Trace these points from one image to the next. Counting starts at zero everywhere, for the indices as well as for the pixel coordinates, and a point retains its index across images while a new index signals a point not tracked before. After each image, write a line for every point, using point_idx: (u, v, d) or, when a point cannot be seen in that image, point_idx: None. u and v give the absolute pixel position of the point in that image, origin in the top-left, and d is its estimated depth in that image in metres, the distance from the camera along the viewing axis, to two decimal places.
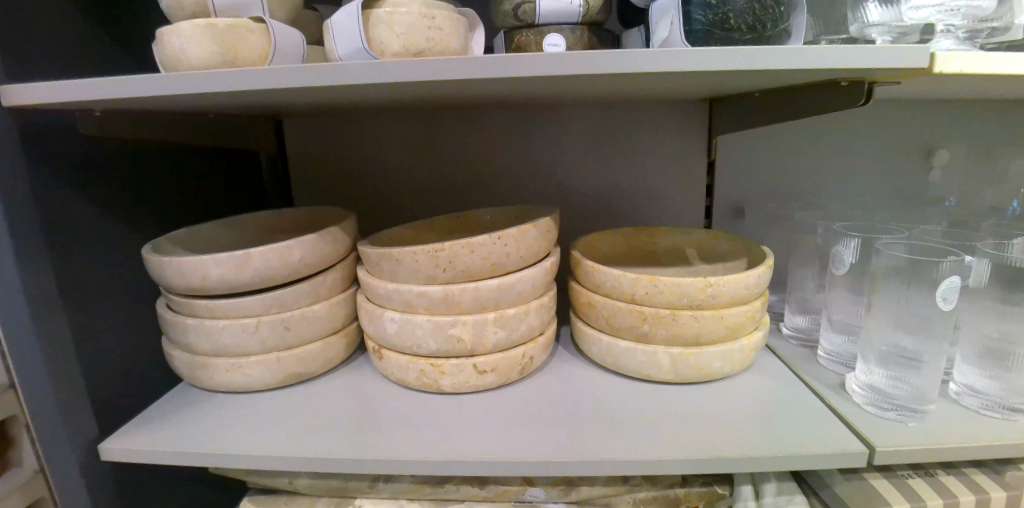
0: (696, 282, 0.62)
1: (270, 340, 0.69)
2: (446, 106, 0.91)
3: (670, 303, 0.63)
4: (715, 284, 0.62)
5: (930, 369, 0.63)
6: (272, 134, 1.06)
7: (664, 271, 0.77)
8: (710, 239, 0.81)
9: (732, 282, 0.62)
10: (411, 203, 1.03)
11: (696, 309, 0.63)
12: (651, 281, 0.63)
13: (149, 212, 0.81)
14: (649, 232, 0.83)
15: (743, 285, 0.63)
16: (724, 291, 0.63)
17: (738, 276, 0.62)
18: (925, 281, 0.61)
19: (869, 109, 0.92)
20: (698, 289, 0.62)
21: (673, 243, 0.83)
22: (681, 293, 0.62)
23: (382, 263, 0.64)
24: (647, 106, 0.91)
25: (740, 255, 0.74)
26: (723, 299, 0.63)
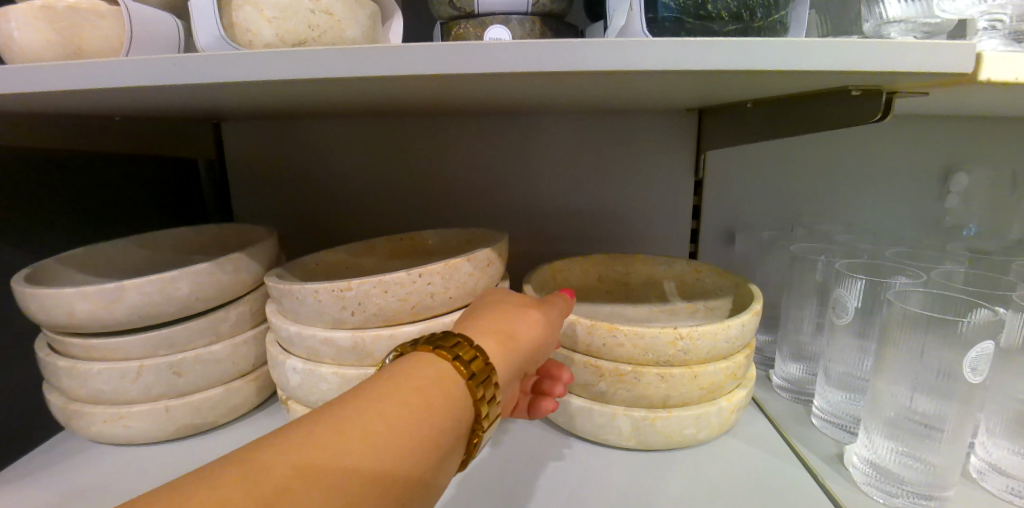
0: (666, 335, 0.49)
1: (156, 387, 0.58)
2: (395, 111, 0.78)
3: (632, 359, 0.51)
4: (690, 338, 0.50)
5: (950, 448, 0.48)
6: (212, 140, 0.92)
7: (632, 308, 0.65)
8: (693, 272, 0.66)
9: (708, 334, 0.50)
10: (363, 217, 0.89)
11: (664, 366, 0.51)
12: (609, 331, 0.51)
13: (44, 225, 0.67)
14: (622, 261, 0.70)
15: (723, 339, 0.51)
16: (699, 345, 0.50)
17: (715, 328, 0.50)
18: (950, 341, 0.46)
19: (882, 123, 0.80)
20: (667, 342, 0.50)
21: (646, 273, 0.69)
22: (646, 348, 0.50)
23: (284, 301, 0.53)
24: (628, 113, 0.78)
25: (724, 294, 0.62)
26: (698, 355, 0.51)
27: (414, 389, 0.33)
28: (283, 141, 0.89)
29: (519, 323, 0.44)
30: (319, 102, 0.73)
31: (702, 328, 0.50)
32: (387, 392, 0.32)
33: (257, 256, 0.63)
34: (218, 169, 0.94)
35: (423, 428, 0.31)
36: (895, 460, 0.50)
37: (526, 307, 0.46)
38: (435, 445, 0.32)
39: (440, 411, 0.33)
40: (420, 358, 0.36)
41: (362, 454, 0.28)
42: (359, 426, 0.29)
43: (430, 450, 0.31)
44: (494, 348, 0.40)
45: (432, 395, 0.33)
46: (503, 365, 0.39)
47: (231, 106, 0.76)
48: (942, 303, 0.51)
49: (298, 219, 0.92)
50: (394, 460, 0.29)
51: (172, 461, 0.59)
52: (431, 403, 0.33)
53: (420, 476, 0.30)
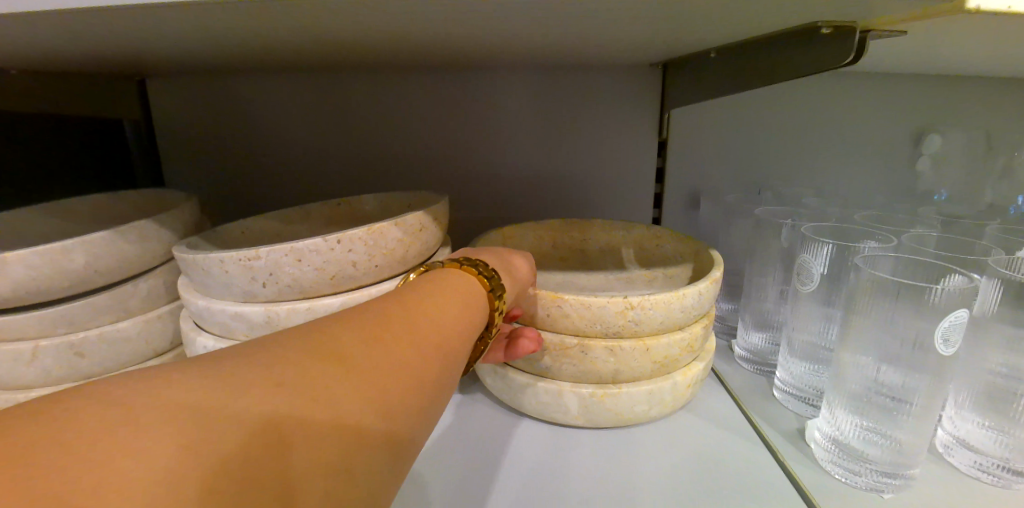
0: (615, 305, 0.45)
1: (56, 370, 0.52)
2: (331, 64, 0.70)
3: (578, 331, 0.47)
4: (641, 308, 0.45)
5: (919, 421, 0.45)
6: (135, 98, 0.83)
7: (587, 276, 0.62)
8: (652, 237, 0.62)
9: (661, 304, 0.46)
10: (306, 182, 0.82)
11: (614, 339, 0.47)
12: (554, 300, 0.46)
13: None
14: (578, 224, 0.64)
15: (678, 309, 0.46)
16: (651, 315, 0.46)
17: (670, 297, 0.46)
18: (919, 311, 0.43)
19: (853, 82, 0.76)
20: (617, 312, 0.45)
21: (603, 240, 0.64)
22: (594, 319, 0.46)
23: (191, 271, 0.47)
24: (588, 68, 0.72)
25: (682, 261, 0.58)
26: (650, 326, 0.46)
27: (450, 298, 0.36)
28: (216, 100, 0.81)
29: (520, 262, 0.48)
30: (244, 55, 0.65)
31: (654, 296, 0.45)
32: (431, 296, 0.35)
33: (166, 222, 0.56)
34: (144, 130, 0.84)
35: (462, 327, 0.35)
36: (858, 436, 0.47)
37: (522, 252, 0.50)
38: (466, 349, 0.35)
39: (471, 322, 0.37)
40: (448, 274, 0.40)
41: (416, 343, 0.30)
42: (411, 321, 0.32)
43: (462, 352, 0.35)
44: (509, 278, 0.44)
45: (464, 305, 0.37)
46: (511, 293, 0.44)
47: (146, 60, 0.68)
48: (913, 268, 0.48)
49: (238, 185, 0.85)
50: (441, 354, 0.32)
51: None
52: (466, 313, 0.36)
53: (455, 372, 0.33)
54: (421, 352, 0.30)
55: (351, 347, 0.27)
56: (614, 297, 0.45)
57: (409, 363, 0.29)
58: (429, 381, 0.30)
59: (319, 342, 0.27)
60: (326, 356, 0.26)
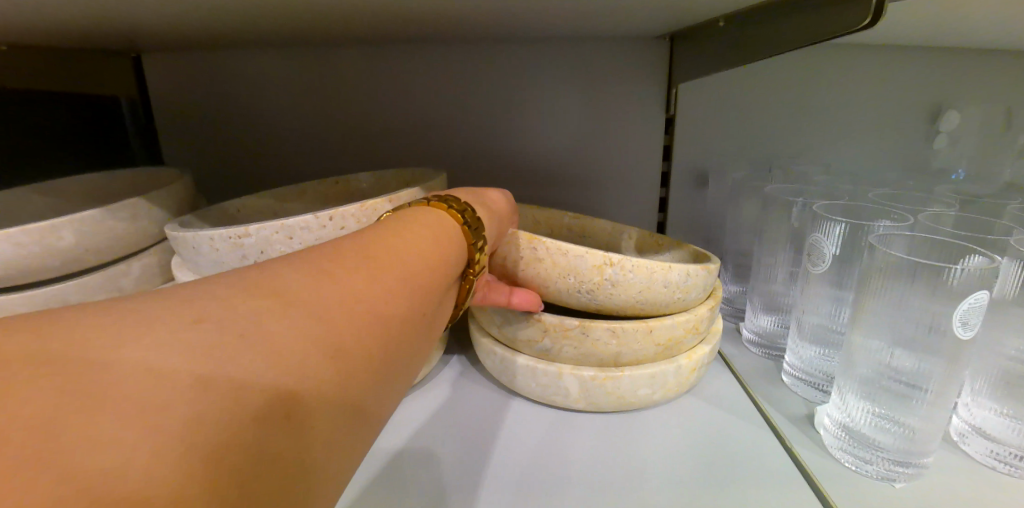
0: (592, 258, 0.43)
1: None
2: (327, 37, 0.68)
3: (547, 279, 0.45)
4: (620, 268, 0.44)
5: (933, 408, 0.43)
6: (132, 77, 0.82)
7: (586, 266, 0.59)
8: (655, 247, 0.60)
9: (641, 269, 0.44)
10: (304, 161, 0.81)
11: (583, 294, 0.45)
12: (530, 243, 0.45)
13: None
14: (580, 220, 0.62)
15: (660, 282, 0.45)
16: (630, 280, 0.44)
17: (653, 264, 0.44)
18: (936, 293, 0.41)
19: (870, 55, 0.72)
20: (593, 266, 0.44)
21: (605, 239, 0.62)
22: (568, 269, 0.44)
23: (181, 249, 0.46)
24: (591, 42, 0.69)
25: (681, 254, 0.57)
26: (627, 292, 0.45)
27: (418, 234, 0.34)
28: (210, 77, 0.79)
29: (494, 202, 0.46)
30: (236, 29, 0.63)
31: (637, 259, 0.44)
32: (395, 230, 0.34)
33: (158, 200, 0.55)
34: (142, 111, 0.84)
35: (433, 259, 0.34)
36: (869, 423, 0.45)
37: (497, 192, 0.48)
38: (439, 281, 0.34)
39: (443, 254, 0.35)
40: (421, 214, 0.38)
41: (378, 277, 0.29)
42: (370, 257, 0.30)
43: (435, 285, 0.34)
44: (487, 216, 0.42)
45: (435, 241, 0.35)
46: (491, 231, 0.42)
47: (137, 34, 0.66)
48: (930, 248, 0.45)
49: (236, 165, 0.84)
50: (410, 285, 0.31)
51: None
52: (437, 247, 0.35)
53: (428, 305, 0.33)
54: (384, 285, 0.29)
55: (302, 286, 0.26)
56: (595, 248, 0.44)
57: (372, 296, 0.28)
58: (397, 312, 0.29)
59: (266, 282, 0.25)
60: (272, 296, 0.24)
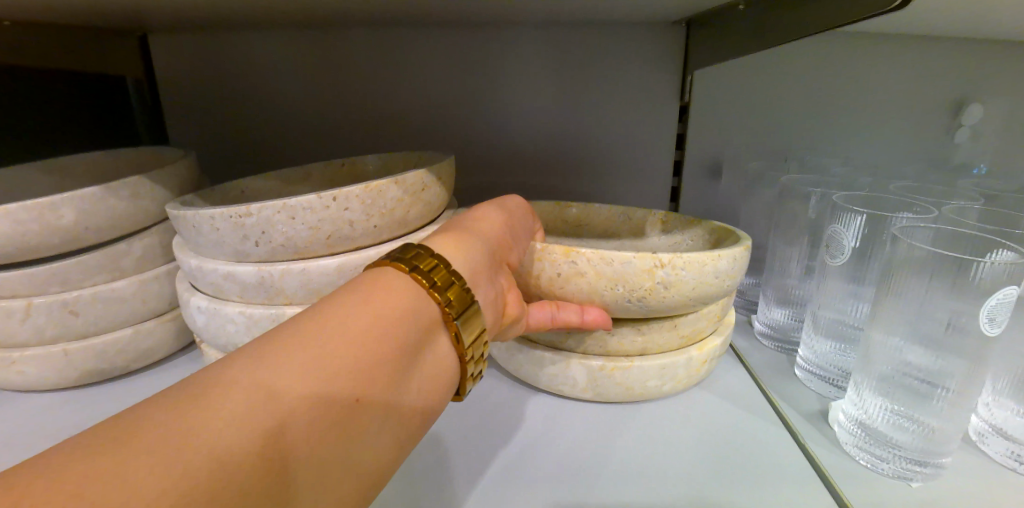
0: (642, 261, 0.41)
1: (50, 329, 0.51)
2: (335, 19, 0.67)
3: (593, 292, 0.43)
4: (671, 267, 0.41)
5: (953, 409, 0.41)
6: (138, 53, 0.80)
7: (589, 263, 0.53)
8: (660, 226, 0.59)
9: (692, 266, 0.41)
10: (310, 144, 0.80)
11: (637, 303, 0.42)
12: (567, 255, 0.42)
13: None
14: (572, 210, 0.61)
15: (712, 274, 0.42)
16: (683, 278, 0.41)
17: (706, 258, 0.42)
18: (961, 289, 0.39)
19: (894, 45, 0.70)
20: (643, 270, 0.41)
21: (600, 224, 0.61)
22: (615, 278, 0.42)
23: (182, 229, 0.45)
24: (606, 27, 0.68)
25: (696, 239, 0.55)
26: (681, 292, 0.42)
27: (349, 300, 0.29)
28: (217, 59, 0.78)
29: (473, 223, 0.40)
30: (244, 9, 0.62)
31: (688, 255, 0.41)
32: (325, 304, 0.29)
33: (161, 180, 0.54)
34: (147, 88, 0.82)
35: (373, 324, 0.28)
36: (886, 421, 0.43)
37: (477, 211, 0.42)
38: (386, 342, 0.28)
39: (387, 308, 0.30)
40: (366, 273, 0.33)
41: (272, 370, 0.24)
42: (282, 341, 0.26)
43: (385, 346, 0.28)
44: (459, 244, 0.36)
45: (373, 301, 0.29)
46: (473, 261, 0.36)
47: (142, 13, 0.65)
48: (957, 241, 0.44)
49: (243, 149, 0.83)
50: (348, 351, 0.26)
51: (73, 408, 0.52)
52: (375, 305, 0.29)
53: (379, 375, 0.27)
54: (293, 369, 0.24)
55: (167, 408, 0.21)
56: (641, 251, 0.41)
57: (264, 391, 0.23)
58: (316, 395, 0.24)
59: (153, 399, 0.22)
60: (119, 435, 0.19)
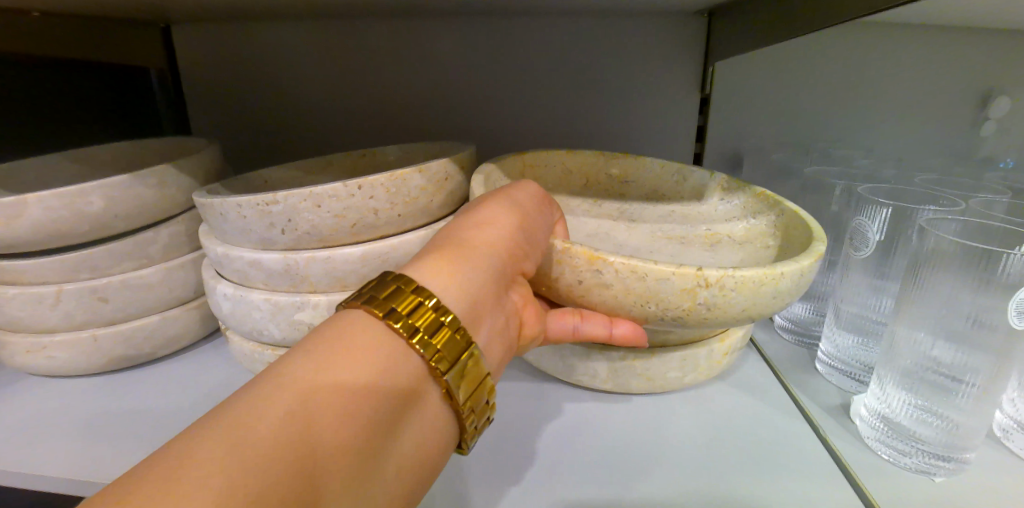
0: (683, 280, 0.35)
1: (79, 314, 0.52)
2: (356, 10, 0.67)
3: (619, 306, 0.39)
4: (718, 288, 0.35)
5: (978, 403, 0.41)
6: (162, 46, 0.82)
7: (627, 231, 0.53)
8: (720, 194, 0.55)
9: (745, 287, 0.35)
10: (329, 135, 0.81)
11: (670, 321, 0.38)
12: (592, 264, 0.38)
13: None
14: (620, 161, 0.60)
15: (769, 295, 0.36)
16: (731, 300, 0.36)
17: (763, 278, 0.36)
18: (988, 282, 0.39)
19: (921, 36, 0.69)
20: (682, 290, 0.36)
21: (650, 181, 0.60)
22: (648, 296, 0.37)
23: (209, 217, 0.46)
24: (627, 18, 0.68)
25: (759, 219, 0.50)
26: (726, 314, 0.37)
27: (301, 371, 0.24)
28: (237, 50, 0.79)
29: (471, 241, 0.35)
30: (266, 1, 0.63)
31: (742, 275, 0.35)
32: (266, 381, 0.23)
33: (187, 168, 0.55)
34: (171, 79, 0.84)
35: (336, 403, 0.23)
36: (909, 414, 0.43)
37: (479, 221, 0.37)
38: (352, 424, 0.23)
39: (352, 377, 0.25)
40: (333, 323, 0.27)
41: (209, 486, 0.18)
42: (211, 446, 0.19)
43: (351, 430, 0.23)
44: (452, 276, 0.32)
45: (334, 369, 0.24)
46: (467, 295, 0.31)
47: (166, 5, 0.66)
48: (984, 234, 0.43)
49: (262, 140, 0.84)
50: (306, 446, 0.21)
51: (102, 393, 0.54)
52: (337, 375, 0.24)
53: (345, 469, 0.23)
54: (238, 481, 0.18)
55: None
56: (683, 267, 0.35)
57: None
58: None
59: None
60: None
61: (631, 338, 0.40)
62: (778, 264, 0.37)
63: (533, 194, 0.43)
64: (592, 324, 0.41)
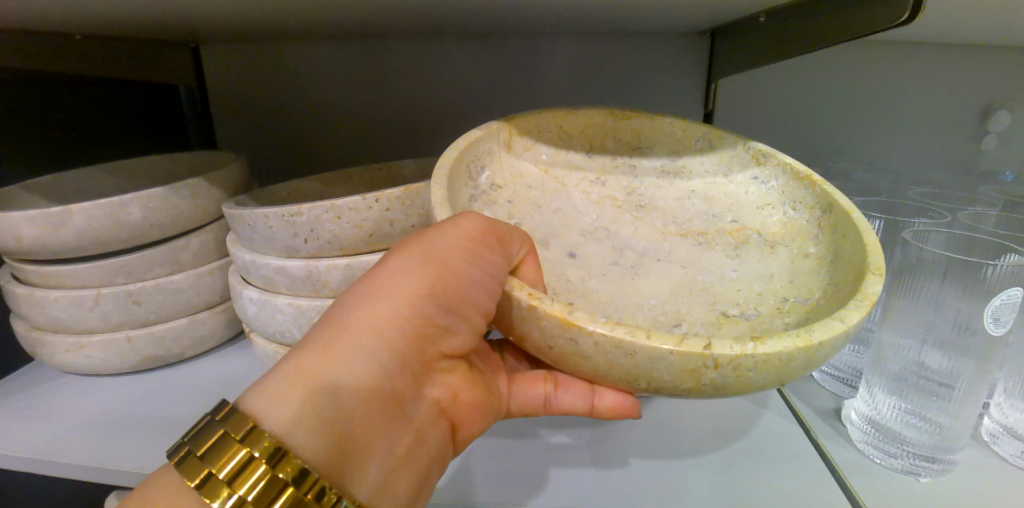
0: (685, 360, 0.27)
1: (115, 316, 0.56)
2: (375, 32, 0.71)
3: (603, 376, 0.30)
4: (732, 367, 0.27)
5: (963, 403, 0.43)
6: (190, 64, 0.86)
7: (634, 224, 0.50)
8: (755, 169, 0.50)
9: (766, 364, 0.27)
10: (346, 148, 0.85)
11: (668, 396, 0.29)
12: (565, 330, 0.28)
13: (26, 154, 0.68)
14: (634, 122, 0.52)
15: (801, 368, 0.28)
16: (749, 378, 0.27)
17: (794, 352, 0.27)
18: (971, 290, 0.41)
19: (919, 54, 0.71)
20: (686, 371, 0.27)
21: (667, 146, 0.53)
22: (637, 374, 0.28)
23: (238, 227, 0.49)
24: (633, 37, 0.71)
25: (798, 211, 0.46)
26: (743, 390, 0.28)
27: None
28: (264, 69, 0.84)
29: (344, 338, 0.31)
30: (291, 24, 0.67)
31: (764, 351, 0.26)
32: None
33: (217, 181, 0.59)
34: (199, 96, 0.89)
35: None
36: (898, 418, 0.45)
37: (367, 298, 0.33)
38: None
39: None
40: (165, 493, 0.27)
41: None
42: None
43: None
44: (305, 397, 0.29)
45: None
46: (320, 426, 0.29)
47: (198, 27, 0.71)
48: (967, 244, 0.45)
49: (282, 153, 0.89)
50: None
51: (135, 391, 0.57)
52: None
53: None
54: None
55: None
56: (685, 343, 0.26)
57: None
58: None
59: None
60: None
61: (624, 411, 0.39)
62: (811, 326, 0.28)
63: (471, 226, 0.34)
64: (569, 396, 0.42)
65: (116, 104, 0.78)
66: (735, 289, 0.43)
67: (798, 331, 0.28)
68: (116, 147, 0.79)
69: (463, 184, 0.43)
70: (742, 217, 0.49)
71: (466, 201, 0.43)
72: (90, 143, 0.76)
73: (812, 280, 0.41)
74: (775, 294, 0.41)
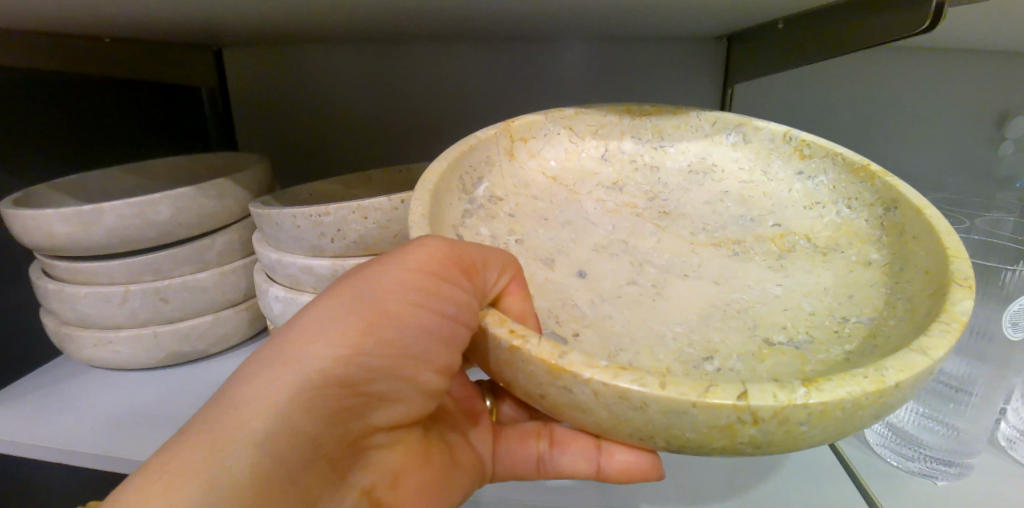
0: (714, 416, 0.23)
1: (143, 313, 0.58)
2: (396, 34, 0.72)
3: (614, 431, 0.26)
4: (777, 422, 0.23)
5: (981, 410, 0.44)
6: (212, 67, 0.87)
7: (656, 236, 0.48)
8: (799, 162, 0.51)
9: (823, 417, 0.23)
10: (365, 147, 0.86)
11: (696, 454, 0.26)
12: (555, 377, 0.25)
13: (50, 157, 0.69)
14: (651, 120, 0.54)
15: (870, 419, 0.24)
16: (803, 433, 0.23)
17: (861, 400, 0.23)
18: (989, 293, 0.43)
19: (936, 60, 0.72)
20: (714, 428, 0.23)
21: (692, 138, 0.54)
22: (654, 430, 0.24)
23: (265, 226, 0.51)
24: (651, 42, 0.72)
25: (855, 211, 0.46)
26: (792, 447, 0.25)
27: None
28: (286, 69, 0.85)
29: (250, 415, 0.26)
30: (313, 27, 0.69)
31: (820, 401, 0.22)
32: None
33: (242, 181, 0.60)
34: (220, 98, 0.89)
35: None
36: (914, 422, 0.46)
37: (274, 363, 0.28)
38: None
39: None
40: None
41: None
42: None
43: None
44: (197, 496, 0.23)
45: None
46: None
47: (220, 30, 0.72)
48: (985, 250, 0.46)
49: (301, 152, 0.90)
50: None
51: (161, 386, 0.59)
52: None
53: None
54: None
55: None
56: (712, 395, 0.22)
57: None
58: None
59: None
60: None
61: (638, 474, 0.37)
62: (886, 363, 0.24)
63: (422, 258, 0.30)
64: (569, 457, 0.42)
65: (135, 105, 0.80)
66: (781, 310, 0.40)
67: (866, 369, 0.24)
68: (136, 149, 0.81)
69: (454, 198, 0.43)
70: (786, 220, 0.48)
71: (462, 221, 0.43)
72: (113, 144, 0.77)
73: (870, 291, 0.39)
74: (830, 315, 0.38)
